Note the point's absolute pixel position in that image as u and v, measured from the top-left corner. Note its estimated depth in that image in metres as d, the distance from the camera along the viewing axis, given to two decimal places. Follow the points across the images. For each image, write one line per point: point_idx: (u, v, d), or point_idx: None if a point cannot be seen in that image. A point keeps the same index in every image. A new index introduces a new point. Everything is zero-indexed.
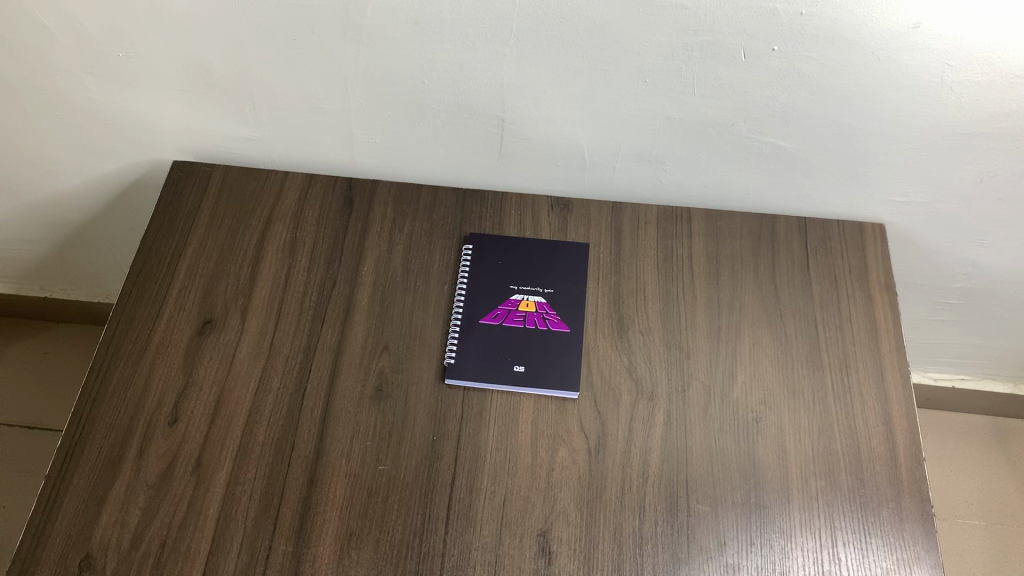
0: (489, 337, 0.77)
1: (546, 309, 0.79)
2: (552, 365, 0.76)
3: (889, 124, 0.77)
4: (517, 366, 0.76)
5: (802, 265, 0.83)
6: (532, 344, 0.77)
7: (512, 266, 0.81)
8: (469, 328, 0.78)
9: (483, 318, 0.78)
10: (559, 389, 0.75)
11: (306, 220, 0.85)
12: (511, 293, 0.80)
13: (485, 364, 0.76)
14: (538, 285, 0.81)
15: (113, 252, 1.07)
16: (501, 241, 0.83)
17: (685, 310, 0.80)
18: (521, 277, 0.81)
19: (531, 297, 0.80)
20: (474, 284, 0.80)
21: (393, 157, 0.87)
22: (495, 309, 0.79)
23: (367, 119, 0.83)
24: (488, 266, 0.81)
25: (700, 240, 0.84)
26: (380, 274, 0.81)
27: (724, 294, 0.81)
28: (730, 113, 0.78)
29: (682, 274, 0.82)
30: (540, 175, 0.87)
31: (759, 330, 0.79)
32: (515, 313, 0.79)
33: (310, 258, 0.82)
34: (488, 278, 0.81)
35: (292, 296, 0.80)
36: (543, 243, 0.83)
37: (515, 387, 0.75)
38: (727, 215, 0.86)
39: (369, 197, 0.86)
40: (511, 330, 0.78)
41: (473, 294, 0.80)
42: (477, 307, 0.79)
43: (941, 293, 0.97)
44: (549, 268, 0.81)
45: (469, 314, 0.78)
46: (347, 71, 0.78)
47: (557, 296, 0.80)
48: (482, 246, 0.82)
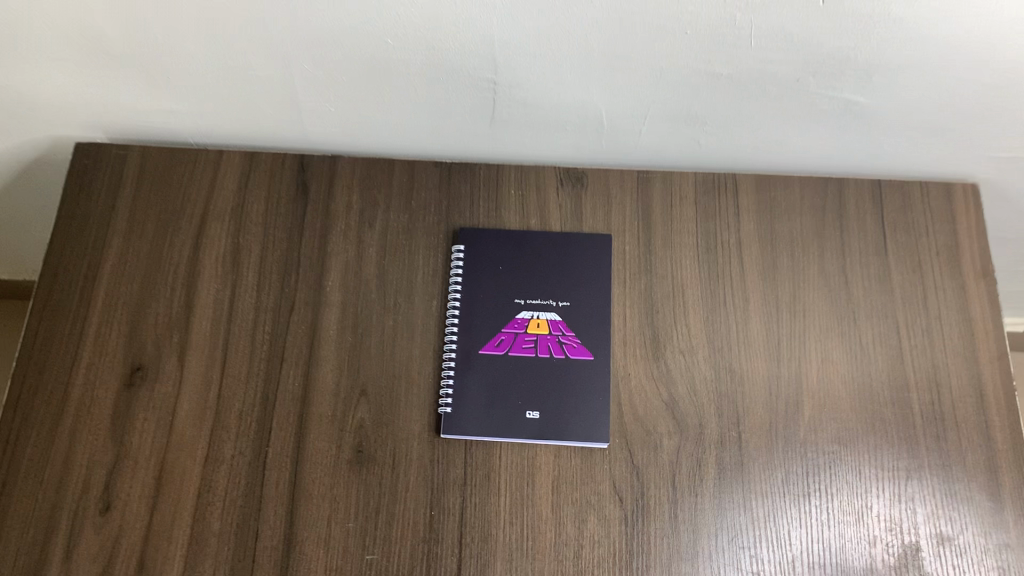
0: (493, 374, 0.61)
1: (561, 330, 0.63)
2: (574, 409, 0.61)
3: (1007, 76, 0.58)
4: (531, 412, 0.60)
5: (878, 247, 0.66)
6: (548, 381, 0.61)
7: (515, 273, 0.65)
8: (467, 363, 0.62)
9: (484, 347, 0.62)
10: (586, 441, 0.60)
11: (251, 218, 0.67)
12: (517, 310, 0.63)
13: (491, 412, 0.60)
14: (550, 297, 0.64)
15: (29, 229, 0.89)
16: (501, 238, 0.66)
17: (734, 321, 0.64)
18: (529, 289, 0.64)
19: (542, 314, 0.63)
20: (469, 300, 0.64)
21: (356, 127, 0.67)
22: (498, 335, 0.63)
23: (318, 86, 0.63)
24: (486, 276, 0.64)
25: (751, 220, 0.67)
26: (349, 290, 0.65)
27: (783, 294, 0.65)
28: (795, 68, 0.59)
29: (729, 268, 0.66)
30: (543, 145, 0.68)
31: (829, 340, 0.64)
32: (523, 339, 0.63)
33: (258, 273, 0.65)
34: (487, 292, 0.64)
35: (240, 328, 0.63)
36: (554, 239, 0.66)
37: (528, 440, 0.60)
38: (783, 182, 0.68)
39: (329, 183, 0.68)
40: (520, 363, 0.62)
41: (470, 315, 0.63)
42: (475, 333, 0.63)
43: None
44: (564, 274, 0.65)
45: (466, 344, 0.62)
46: (283, 37, 0.58)
47: (575, 311, 0.64)
48: (477, 248, 0.65)
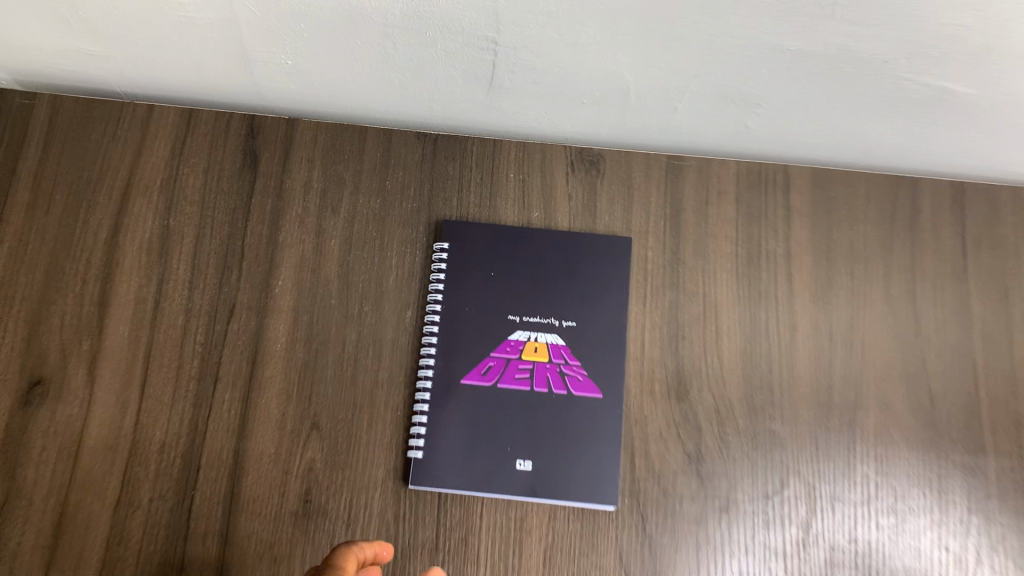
0: (477, 411, 0.50)
1: (564, 358, 0.51)
2: (575, 460, 0.49)
3: None
4: (522, 462, 0.49)
5: (958, 268, 0.54)
6: (544, 423, 0.50)
7: (511, 283, 0.53)
8: (445, 395, 0.50)
9: (467, 376, 0.50)
10: (588, 501, 0.49)
11: (186, 197, 0.54)
12: (510, 330, 0.52)
13: (473, 460, 0.49)
14: (552, 315, 0.52)
15: None
16: (495, 237, 0.53)
17: (776, 354, 0.52)
18: (526, 303, 0.52)
19: (541, 336, 0.51)
20: (452, 315, 0.52)
21: (318, 82, 0.52)
22: (485, 361, 0.51)
23: (264, 36, 0.47)
24: (475, 284, 0.52)
25: (804, 228, 0.55)
26: (304, 293, 0.52)
27: (838, 323, 0.53)
28: (884, 48, 0.45)
29: (774, 287, 0.53)
30: (554, 121, 0.54)
31: (891, 383, 0.52)
32: (516, 367, 0.51)
33: (191, 267, 0.52)
34: (474, 305, 0.52)
35: (167, 338, 0.51)
36: (559, 240, 0.54)
37: (517, 497, 0.49)
38: (845, 180, 0.56)
39: (284, 153, 0.55)
40: (511, 398, 0.50)
41: (452, 334, 0.51)
42: (457, 357, 0.51)
43: None
44: (570, 286, 0.53)
45: (445, 371, 0.50)
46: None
47: (582, 334, 0.52)
48: (464, 249, 0.53)
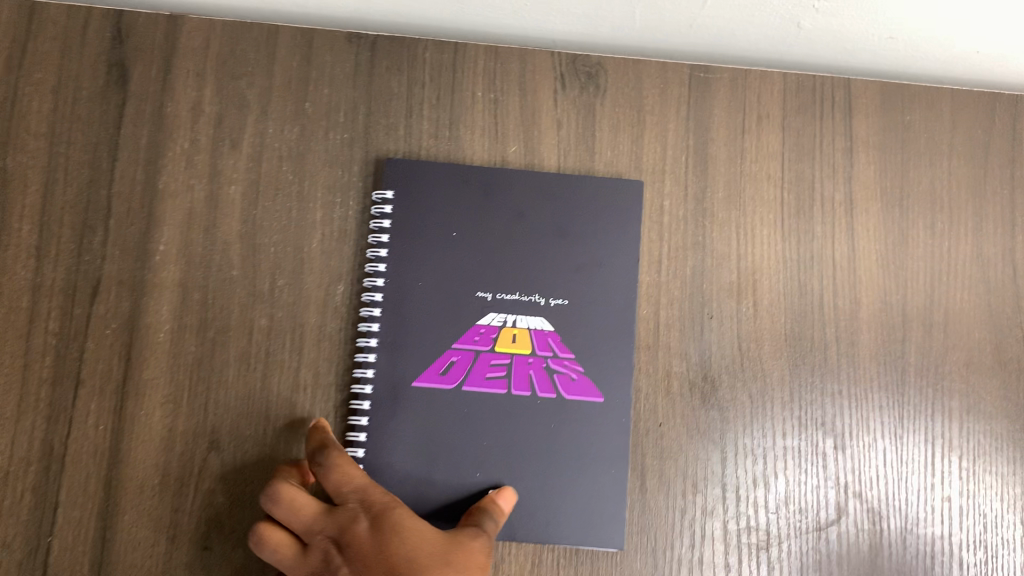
0: (436, 425, 0.37)
1: (552, 350, 0.38)
2: (568, 488, 0.37)
3: None
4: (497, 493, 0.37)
5: None
6: (526, 438, 0.37)
7: (479, 247, 0.39)
8: (392, 404, 0.37)
9: (422, 377, 0.37)
10: (585, 543, 0.37)
11: (27, 127, 0.39)
12: (479, 312, 0.38)
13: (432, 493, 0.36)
14: (535, 291, 0.39)
15: None
16: (457, 183, 0.39)
17: (834, 337, 0.39)
18: (500, 275, 0.39)
19: (520, 321, 0.38)
20: (400, 293, 0.38)
21: None
22: (445, 355, 0.38)
23: None
24: (431, 249, 0.39)
25: (869, 167, 0.41)
26: (196, 265, 0.38)
27: (914, 295, 0.40)
28: None
29: (831, 247, 0.40)
30: (538, 18, 0.39)
31: (982, 375, 0.39)
32: (488, 364, 0.38)
33: (38, 228, 0.38)
34: (430, 279, 0.38)
35: (7, 328, 0.37)
36: (544, 186, 0.40)
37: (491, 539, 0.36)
38: (928, 97, 0.42)
39: (164, 67, 0.40)
40: (482, 406, 0.37)
41: (400, 320, 0.38)
42: (407, 352, 0.37)
43: None
44: (559, 249, 0.39)
45: (391, 371, 0.37)
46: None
47: (575, 317, 0.38)
48: (416, 200, 0.39)
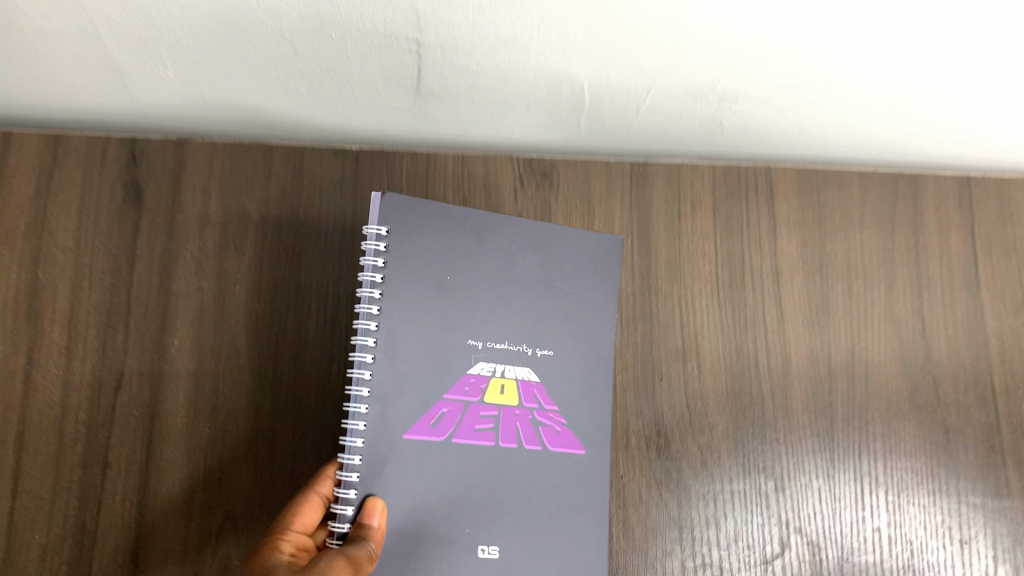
0: (425, 483, 0.35)
1: (536, 401, 0.38)
2: (561, 541, 0.36)
3: None
4: (486, 549, 0.35)
5: (968, 279, 0.47)
6: (519, 489, 0.36)
7: (466, 294, 0.38)
8: (379, 458, 0.34)
9: (411, 429, 0.35)
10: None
11: (57, 241, 0.45)
12: (468, 362, 0.37)
13: (426, 544, 0.34)
14: (524, 342, 0.38)
15: None
16: (443, 222, 0.38)
17: (769, 391, 0.45)
18: (490, 324, 0.38)
19: (508, 371, 0.38)
20: (390, 333, 0.36)
21: (209, 100, 0.43)
22: (436, 405, 0.36)
23: (130, 52, 0.39)
24: (420, 292, 0.37)
25: (790, 243, 0.47)
26: (207, 354, 0.44)
27: (837, 353, 0.46)
28: None
29: (763, 312, 0.46)
30: (497, 129, 0.46)
31: (901, 419, 0.45)
32: (477, 414, 0.37)
33: (66, 329, 0.43)
34: (416, 328, 0.36)
35: (40, 418, 0.42)
36: (526, 238, 0.40)
37: None
38: (834, 182, 0.48)
39: (176, 185, 0.46)
40: (472, 456, 0.36)
41: (392, 362, 0.35)
42: (398, 401, 0.35)
43: None
44: (545, 298, 0.40)
45: (383, 424, 0.35)
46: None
47: (561, 370, 0.39)
48: (407, 243, 0.37)
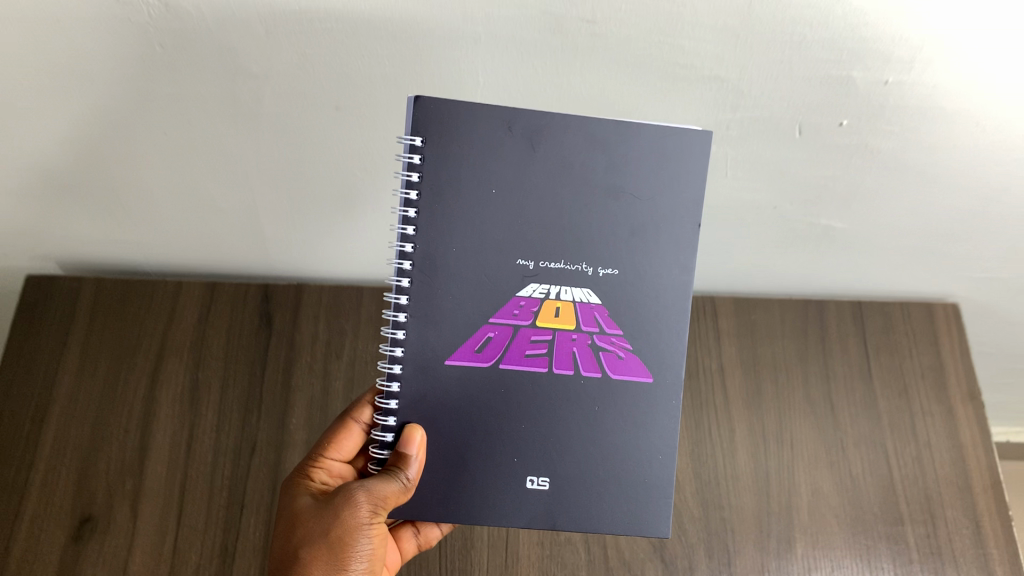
0: (468, 407, 0.42)
1: (588, 328, 0.43)
2: (616, 465, 0.43)
3: (983, 203, 0.57)
4: (536, 481, 0.42)
5: (863, 370, 0.65)
6: (569, 416, 0.43)
7: (524, 218, 0.42)
8: (423, 382, 0.42)
9: (453, 355, 0.42)
10: (637, 531, 0.42)
11: (211, 352, 0.63)
12: (521, 282, 0.42)
13: (471, 477, 0.42)
14: (585, 261, 0.42)
15: None
16: (510, 145, 0.42)
17: (718, 451, 0.62)
18: (545, 245, 0.42)
19: (565, 293, 0.42)
20: (432, 258, 0.42)
21: (323, 254, 0.65)
22: (483, 331, 0.42)
23: (282, 217, 0.61)
24: (476, 205, 0.42)
25: (732, 348, 0.65)
26: (314, 429, 0.61)
27: (769, 423, 0.63)
28: (770, 197, 0.58)
29: (713, 395, 0.63)
30: None
31: (819, 471, 0.61)
32: (529, 336, 0.42)
33: (217, 412, 0.62)
34: (465, 244, 0.42)
35: (198, 472, 0.60)
36: (596, 135, 0.42)
37: (530, 518, 0.42)
38: (763, 305, 0.66)
39: (293, 314, 0.65)
40: (518, 377, 0.42)
41: (431, 283, 0.42)
42: (437, 333, 0.42)
43: (1007, 369, 0.79)
44: (616, 209, 0.43)
45: (424, 350, 0.42)
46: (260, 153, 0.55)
47: (617, 288, 0.43)
48: (448, 151, 0.42)
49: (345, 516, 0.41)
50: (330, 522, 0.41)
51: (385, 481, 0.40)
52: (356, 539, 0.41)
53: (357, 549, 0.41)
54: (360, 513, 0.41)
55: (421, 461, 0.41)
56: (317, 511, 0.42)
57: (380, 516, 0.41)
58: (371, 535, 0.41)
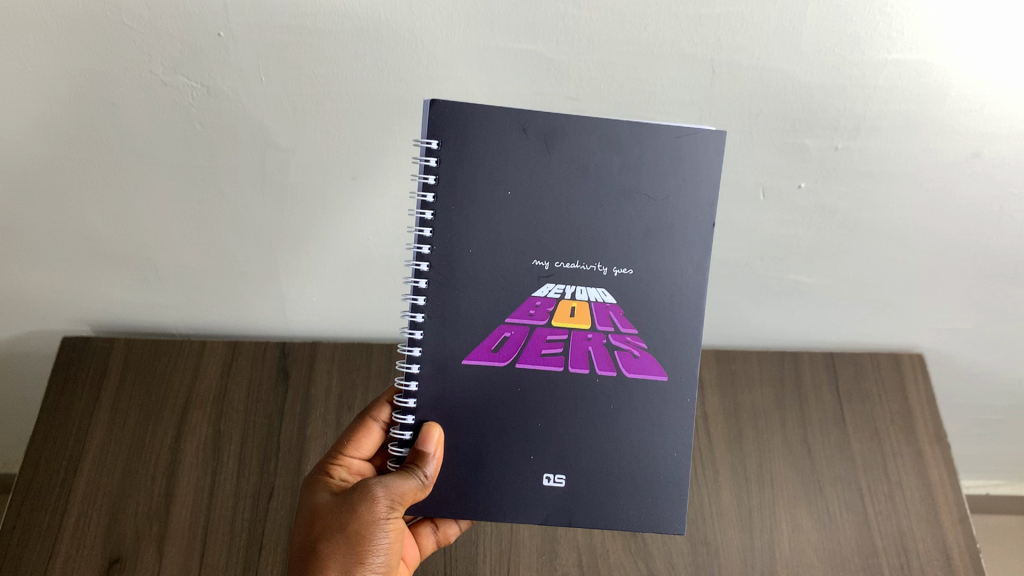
0: (484, 404, 0.46)
1: (601, 328, 0.46)
2: (629, 465, 0.47)
3: (931, 256, 0.65)
4: (552, 478, 0.47)
5: (836, 416, 0.70)
6: (581, 411, 0.47)
7: (541, 218, 0.45)
8: (443, 381, 0.46)
9: (470, 355, 0.46)
10: (649, 525, 0.47)
11: (233, 405, 0.68)
12: (537, 283, 0.46)
13: (488, 474, 0.46)
14: (599, 261, 0.46)
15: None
16: (526, 147, 0.45)
17: (704, 491, 0.66)
18: (560, 247, 0.46)
19: (581, 293, 0.46)
20: (449, 259, 0.45)
21: (336, 313, 0.71)
22: (500, 331, 0.46)
23: (301, 280, 0.67)
24: (493, 206, 0.45)
25: (714, 396, 0.70)
26: None
27: (750, 465, 0.67)
28: (742, 253, 0.65)
29: (697, 439, 0.68)
30: None
31: (798, 509, 0.66)
32: (545, 335, 0.46)
33: (238, 460, 0.66)
34: (483, 245, 0.46)
35: (220, 516, 0.64)
36: (612, 135, 0.45)
37: (547, 512, 0.46)
38: (742, 357, 0.71)
39: (309, 369, 0.70)
40: (533, 373, 0.46)
41: (448, 285, 0.46)
42: (455, 334, 0.46)
43: (975, 423, 0.84)
44: (630, 208, 0.46)
45: (442, 350, 0.46)
46: (285, 219, 0.62)
47: (629, 288, 0.46)
48: (466, 152, 0.45)
49: (366, 510, 0.45)
50: (351, 516, 0.45)
51: (403, 477, 0.45)
52: (375, 533, 0.45)
53: (377, 541, 0.45)
54: (379, 508, 0.45)
55: (438, 458, 0.46)
56: (338, 506, 0.46)
57: (397, 512, 0.45)
58: (389, 529, 0.45)
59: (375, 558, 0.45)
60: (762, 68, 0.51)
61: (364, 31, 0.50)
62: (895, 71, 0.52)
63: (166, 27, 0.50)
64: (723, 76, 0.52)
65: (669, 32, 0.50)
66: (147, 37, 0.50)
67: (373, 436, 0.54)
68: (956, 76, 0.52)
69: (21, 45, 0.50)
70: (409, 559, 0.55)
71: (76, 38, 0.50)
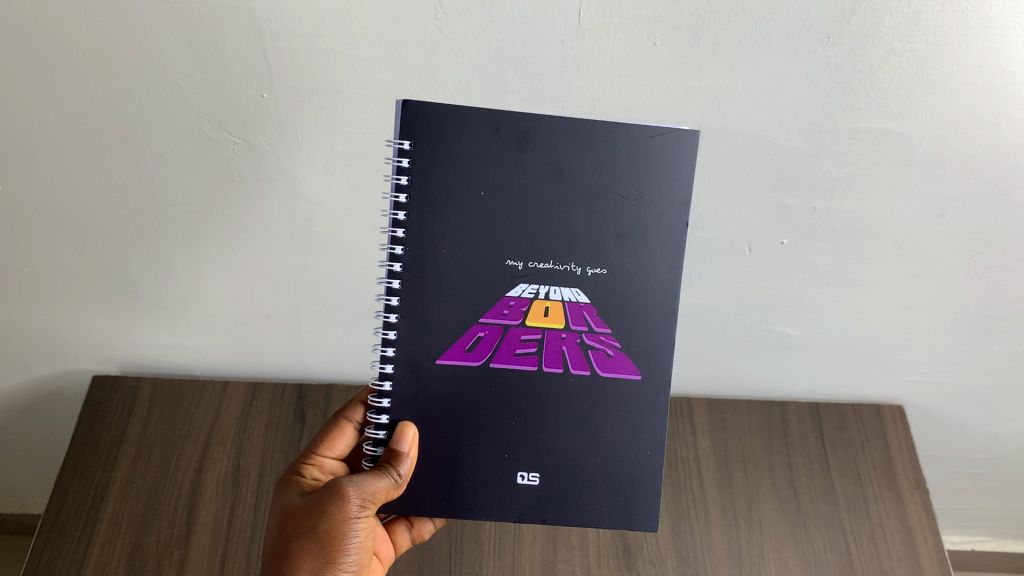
0: (458, 400, 0.51)
1: (574, 331, 0.51)
2: (603, 468, 0.52)
3: (906, 310, 0.70)
4: (526, 476, 0.51)
5: (821, 461, 0.74)
6: (556, 410, 0.51)
7: (517, 220, 0.49)
8: (421, 381, 0.50)
9: (445, 355, 0.50)
10: (622, 523, 0.52)
11: (252, 442, 0.72)
12: (510, 284, 0.50)
13: (465, 475, 0.51)
14: (572, 262, 0.50)
15: (12, 495, 0.89)
16: (501, 148, 0.49)
17: (696, 528, 0.70)
18: (534, 249, 0.50)
19: (553, 293, 0.50)
20: (421, 260, 0.50)
21: (350, 358, 0.76)
22: (474, 331, 0.50)
23: (319, 325, 0.72)
24: (468, 207, 0.49)
25: (705, 441, 0.74)
26: None
27: (739, 506, 0.71)
28: (732, 304, 0.70)
29: (689, 482, 0.72)
30: None
31: (784, 548, 0.69)
32: (517, 332, 0.51)
33: (256, 493, 0.70)
34: (456, 246, 0.50)
35: (237, 545, 0.68)
36: (585, 134, 0.49)
37: (523, 508, 0.51)
38: (732, 406, 0.76)
39: (325, 410, 0.74)
40: (507, 370, 0.51)
41: (422, 286, 0.50)
42: (430, 336, 0.50)
43: (957, 477, 0.87)
44: (604, 208, 0.50)
45: (418, 351, 0.50)
46: (306, 264, 0.67)
47: (602, 289, 0.50)
48: (438, 153, 0.49)
49: (338, 511, 0.49)
50: (322, 517, 0.49)
51: (376, 477, 0.48)
52: (348, 534, 0.49)
53: (348, 541, 0.49)
54: (351, 507, 0.49)
55: (410, 458, 0.50)
56: (310, 507, 0.50)
57: (368, 511, 0.49)
58: (359, 528, 0.49)
59: (346, 556, 0.49)
60: (745, 134, 0.58)
61: (391, 96, 0.56)
62: (866, 138, 0.58)
63: (214, 88, 0.56)
64: (710, 139, 0.58)
65: (662, 101, 0.56)
66: (195, 96, 0.56)
67: (348, 436, 0.59)
68: (920, 143, 0.58)
69: (81, 96, 0.56)
70: (386, 555, 0.60)
71: (133, 96, 0.56)
